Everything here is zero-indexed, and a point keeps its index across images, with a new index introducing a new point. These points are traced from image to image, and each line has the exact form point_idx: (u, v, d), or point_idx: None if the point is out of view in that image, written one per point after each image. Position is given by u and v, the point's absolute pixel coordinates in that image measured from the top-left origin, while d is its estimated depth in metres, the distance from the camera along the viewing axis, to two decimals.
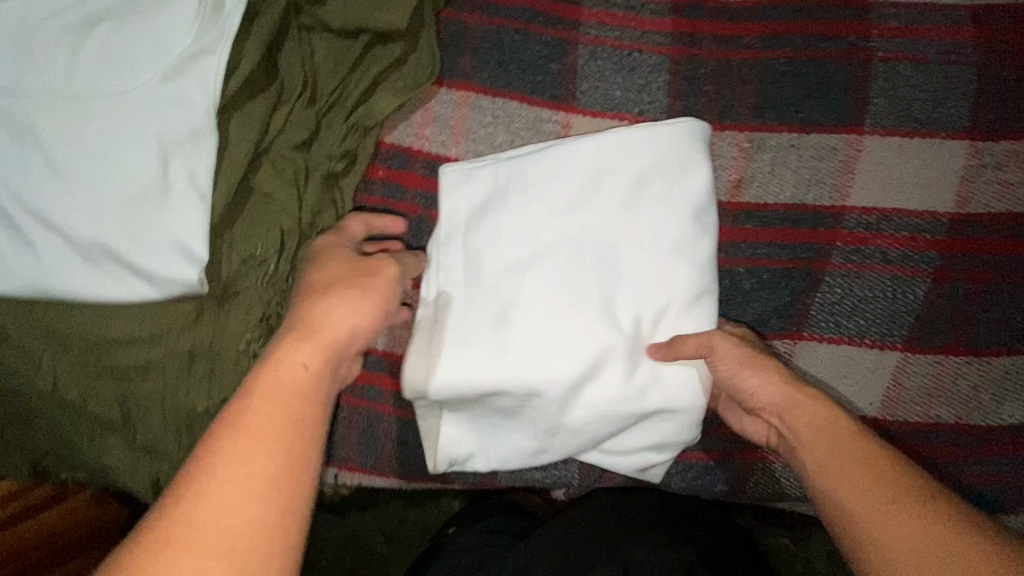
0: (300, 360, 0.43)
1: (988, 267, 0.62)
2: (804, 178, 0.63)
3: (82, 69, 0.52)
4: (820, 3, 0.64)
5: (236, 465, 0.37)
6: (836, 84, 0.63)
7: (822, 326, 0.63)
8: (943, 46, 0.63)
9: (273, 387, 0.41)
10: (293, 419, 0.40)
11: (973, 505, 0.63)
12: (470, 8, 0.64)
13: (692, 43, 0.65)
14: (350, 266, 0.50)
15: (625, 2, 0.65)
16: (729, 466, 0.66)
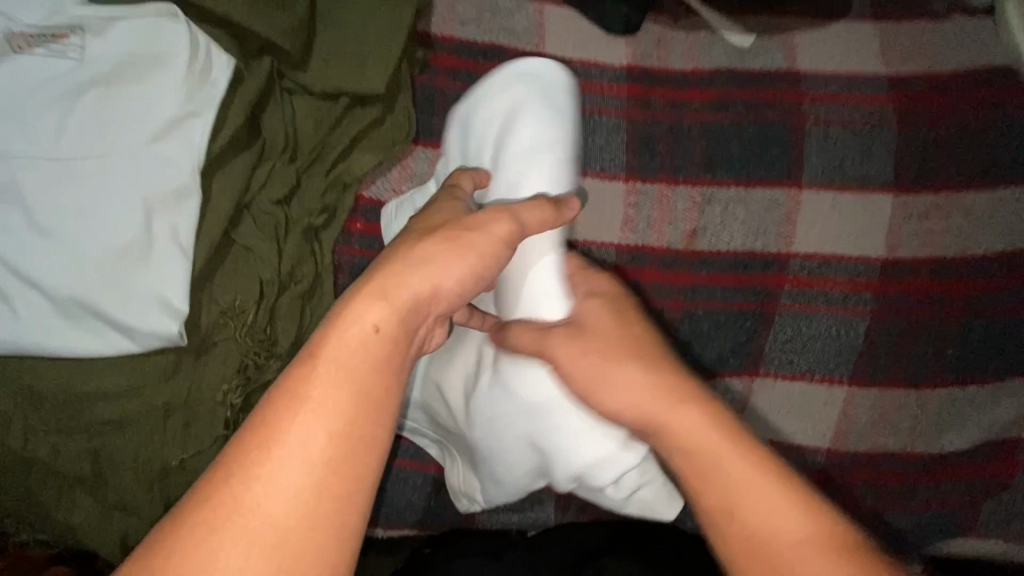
0: (371, 323, 0.39)
1: (920, 307, 0.68)
2: (752, 227, 0.69)
3: (71, 132, 0.54)
4: (757, 73, 0.71)
5: (298, 448, 0.35)
6: (776, 144, 0.70)
7: (776, 363, 0.68)
8: (866, 110, 0.71)
9: (338, 353, 0.37)
10: (357, 389, 0.37)
11: (920, 528, 0.68)
12: (443, 74, 0.69)
13: (647, 106, 0.71)
14: (453, 218, 0.47)
15: (585, 70, 0.72)
16: None
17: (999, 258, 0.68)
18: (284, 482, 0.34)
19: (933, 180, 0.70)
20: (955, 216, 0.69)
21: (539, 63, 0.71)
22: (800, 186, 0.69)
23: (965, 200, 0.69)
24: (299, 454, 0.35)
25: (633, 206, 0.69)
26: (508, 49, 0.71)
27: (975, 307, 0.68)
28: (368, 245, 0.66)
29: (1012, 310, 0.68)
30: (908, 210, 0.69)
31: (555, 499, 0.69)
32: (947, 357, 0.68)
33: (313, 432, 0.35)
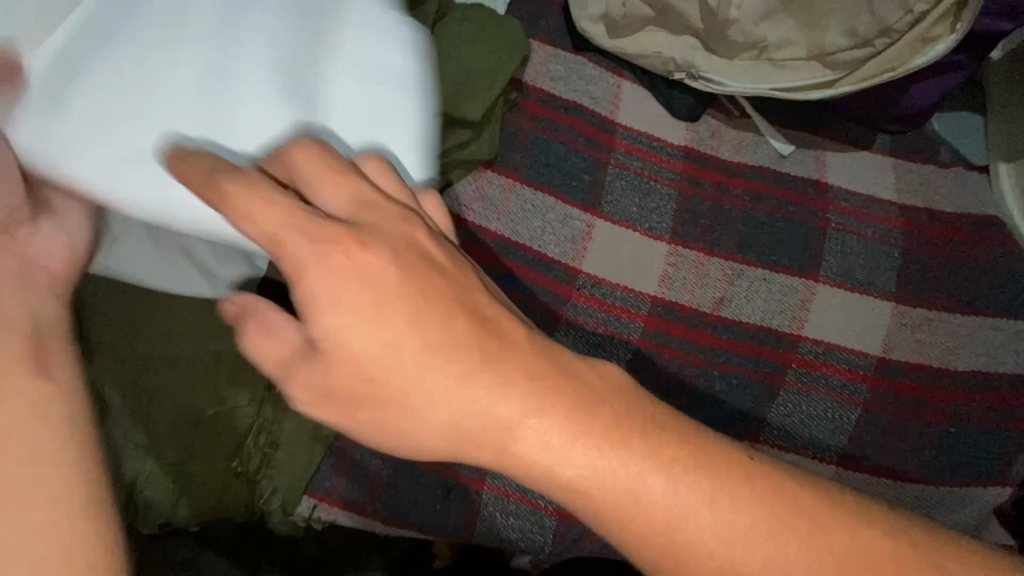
0: (32, 335, 0.36)
1: (906, 405, 0.76)
2: (771, 306, 0.77)
3: None
4: (791, 177, 0.82)
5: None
6: (801, 239, 0.80)
7: (776, 434, 0.74)
8: (878, 228, 0.81)
9: (20, 359, 0.34)
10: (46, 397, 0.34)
11: None
12: (528, 119, 0.79)
13: (696, 184, 0.81)
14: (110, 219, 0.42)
15: (649, 142, 0.82)
16: None
17: (975, 377, 0.78)
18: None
19: (927, 298, 0.80)
20: (942, 332, 0.79)
21: (611, 128, 0.81)
22: (816, 279, 0.79)
23: (951, 321, 0.79)
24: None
25: (671, 265, 0.77)
26: (586, 110, 0.81)
27: (951, 416, 0.76)
28: None
29: (983, 424, 0.76)
30: (903, 319, 0.79)
31: (556, 526, 0.70)
32: (924, 456, 0.75)
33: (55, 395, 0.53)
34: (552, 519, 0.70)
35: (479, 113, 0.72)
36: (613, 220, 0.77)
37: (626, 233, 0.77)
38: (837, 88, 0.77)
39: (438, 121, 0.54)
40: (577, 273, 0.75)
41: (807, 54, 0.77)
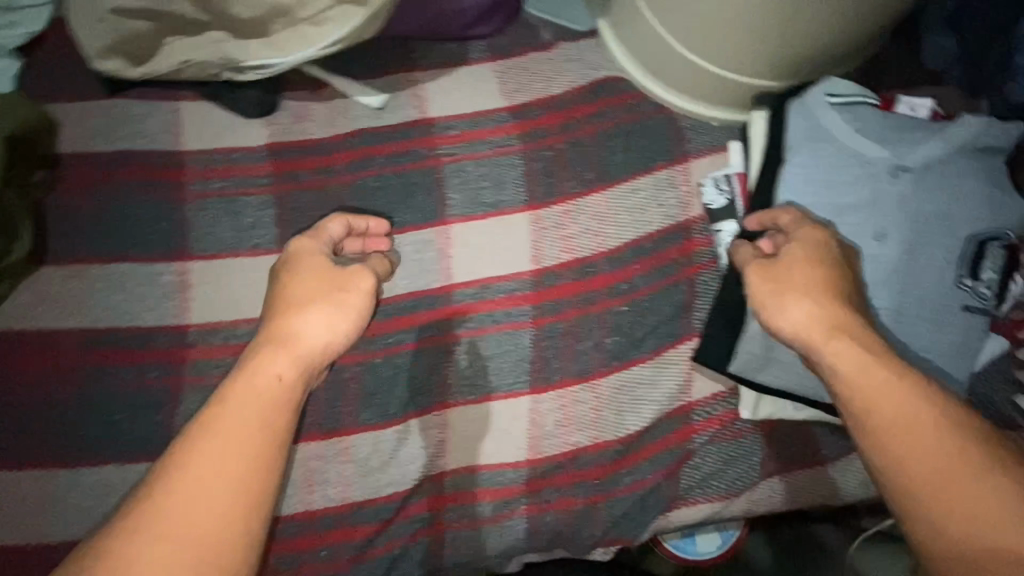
0: (275, 371, 0.51)
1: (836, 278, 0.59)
2: (652, 207, 0.74)
3: None
4: (625, 80, 0.79)
5: (200, 459, 0.46)
6: (660, 135, 0.77)
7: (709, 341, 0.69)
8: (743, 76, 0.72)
9: (250, 393, 0.49)
10: (261, 416, 0.49)
11: None
12: (332, 156, 0.74)
13: (537, 138, 0.76)
14: (325, 272, 0.57)
15: (472, 120, 0.76)
16: (660, 493, 0.73)
17: (916, 206, 0.58)
18: (186, 535, 0.44)
19: (823, 138, 0.62)
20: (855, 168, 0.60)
21: (428, 127, 0.76)
22: (685, 170, 0.75)
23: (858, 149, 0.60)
24: (206, 467, 0.46)
25: (540, 230, 0.74)
26: (389, 127, 0.76)
27: (896, 267, 0.57)
28: None
29: None
30: (804, 179, 0.61)
31: (526, 521, 0.72)
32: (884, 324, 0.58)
33: (217, 398, 0.49)
34: (520, 518, 0.72)
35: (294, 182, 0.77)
36: (464, 219, 0.73)
37: (481, 223, 0.74)
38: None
39: None
40: (448, 291, 0.72)
41: None
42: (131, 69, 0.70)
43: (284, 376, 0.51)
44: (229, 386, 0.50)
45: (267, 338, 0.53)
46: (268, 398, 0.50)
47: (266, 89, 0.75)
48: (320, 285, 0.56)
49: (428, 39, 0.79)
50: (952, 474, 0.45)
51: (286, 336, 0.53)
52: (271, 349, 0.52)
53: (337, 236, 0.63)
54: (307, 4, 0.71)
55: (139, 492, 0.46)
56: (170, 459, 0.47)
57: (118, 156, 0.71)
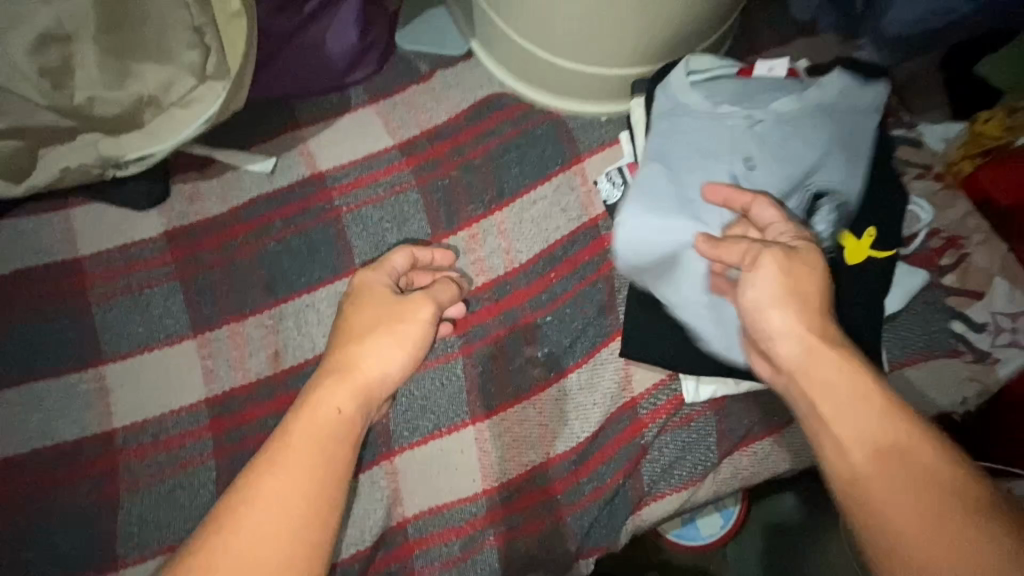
0: (336, 405, 0.47)
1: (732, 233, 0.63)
2: (554, 212, 0.74)
3: None
4: (506, 94, 0.80)
5: (271, 483, 0.43)
6: (549, 140, 0.77)
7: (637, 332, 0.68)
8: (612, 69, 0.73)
9: (315, 430, 0.46)
10: (328, 459, 0.45)
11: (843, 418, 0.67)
12: (233, 229, 0.74)
13: (429, 168, 0.76)
14: (387, 303, 0.54)
15: (363, 165, 0.77)
16: (626, 493, 0.71)
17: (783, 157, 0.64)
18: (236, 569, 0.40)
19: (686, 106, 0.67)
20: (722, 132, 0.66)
21: (321, 182, 0.76)
22: (580, 170, 0.75)
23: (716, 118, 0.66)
24: (273, 496, 0.42)
25: (452, 257, 0.73)
26: (282, 189, 0.76)
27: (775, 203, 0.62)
28: (229, 407, 0.68)
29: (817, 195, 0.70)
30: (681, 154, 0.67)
31: (498, 553, 0.69)
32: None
33: (304, 419, 0.46)
34: (491, 551, 0.69)
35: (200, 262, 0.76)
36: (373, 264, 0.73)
37: None
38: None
39: None
40: None
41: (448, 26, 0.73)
42: (15, 188, 0.71)
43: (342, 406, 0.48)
44: (314, 406, 0.47)
45: (342, 363, 0.50)
46: (343, 417, 0.47)
47: (152, 178, 0.75)
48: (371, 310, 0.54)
49: (307, 96, 0.79)
50: (963, 528, 0.38)
51: (351, 360, 0.50)
52: (350, 374, 0.49)
53: (401, 268, 0.61)
54: (170, 89, 0.70)
55: (220, 513, 0.42)
56: (266, 483, 0.43)
57: (17, 275, 0.71)
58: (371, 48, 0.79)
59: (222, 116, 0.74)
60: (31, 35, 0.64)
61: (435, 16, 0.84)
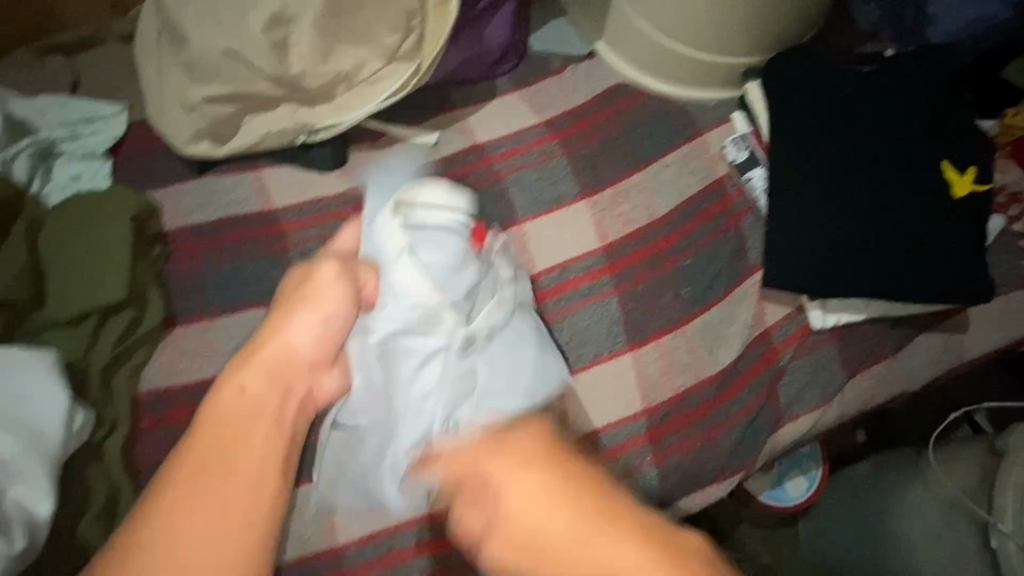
0: (238, 387, 0.56)
1: (849, 177, 0.78)
2: (685, 173, 0.86)
3: (15, 383, 0.60)
4: (630, 83, 0.94)
5: (167, 517, 0.48)
6: (673, 119, 0.91)
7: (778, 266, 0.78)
8: (728, 61, 0.89)
9: (202, 445, 0.53)
10: (229, 470, 0.51)
11: (939, 343, 0.81)
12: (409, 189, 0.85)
13: (573, 141, 0.89)
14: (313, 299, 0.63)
15: (515, 139, 0.89)
16: (762, 416, 0.79)
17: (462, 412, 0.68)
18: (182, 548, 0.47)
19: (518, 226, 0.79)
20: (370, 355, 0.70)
21: (481, 152, 0.88)
22: (704, 141, 0.88)
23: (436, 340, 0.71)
24: (178, 522, 0.48)
25: (599, 212, 0.84)
26: (447, 158, 0.88)
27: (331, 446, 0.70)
28: None
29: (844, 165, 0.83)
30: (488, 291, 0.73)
31: (657, 470, 0.76)
32: (904, 198, 0.77)
33: (209, 448, 0.53)
34: (652, 468, 0.76)
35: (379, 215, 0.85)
36: (534, 218, 0.84)
37: (549, 216, 0.84)
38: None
39: None
40: (537, 278, 0.82)
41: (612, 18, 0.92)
42: (217, 150, 0.80)
43: (247, 389, 0.57)
44: (206, 435, 0.53)
45: (208, 406, 0.55)
46: (248, 431, 0.55)
47: (335, 146, 0.85)
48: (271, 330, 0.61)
49: (463, 83, 0.92)
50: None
51: (228, 395, 0.56)
52: (257, 363, 0.58)
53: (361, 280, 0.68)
54: (364, 67, 0.81)
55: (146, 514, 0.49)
56: (175, 506, 0.49)
57: (219, 224, 0.79)
58: (516, 45, 0.94)
59: (398, 99, 0.83)
60: (265, 15, 0.75)
61: (562, 25, 1.00)
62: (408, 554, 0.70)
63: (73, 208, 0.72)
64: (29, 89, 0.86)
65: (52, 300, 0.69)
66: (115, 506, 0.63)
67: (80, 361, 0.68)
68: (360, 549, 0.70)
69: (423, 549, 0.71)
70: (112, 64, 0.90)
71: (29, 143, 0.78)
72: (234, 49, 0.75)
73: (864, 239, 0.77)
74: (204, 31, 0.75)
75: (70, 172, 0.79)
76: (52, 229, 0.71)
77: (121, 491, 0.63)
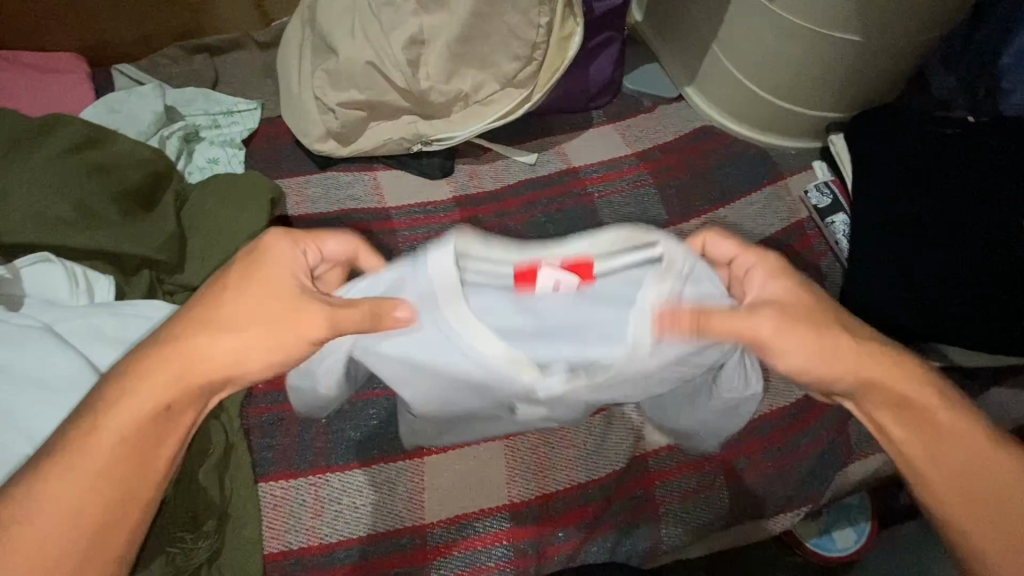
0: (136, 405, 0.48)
1: (933, 234, 0.82)
2: (765, 212, 0.92)
3: (159, 332, 0.65)
4: (714, 127, 1.02)
5: (69, 482, 0.46)
6: (757, 162, 0.97)
7: (865, 305, 0.81)
8: (811, 115, 0.97)
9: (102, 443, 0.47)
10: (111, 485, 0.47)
11: (1008, 395, 0.84)
12: (508, 200, 0.92)
13: (662, 173, 0.94)
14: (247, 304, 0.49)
15: (608, 167, 0.95)
16: (836, 449, 0.81)
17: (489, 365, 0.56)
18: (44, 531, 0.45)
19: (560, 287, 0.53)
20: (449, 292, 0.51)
21: (575, 174, 0.94)
22: (785, 185, 0.95)
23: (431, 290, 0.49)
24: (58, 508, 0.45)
25: (685, 237, 0.90)
26: (544, 177, 0.94)
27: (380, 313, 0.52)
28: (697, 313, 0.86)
29: (928, 242, 0.82)
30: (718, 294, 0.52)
31: (729, 491, 0.78)
32: (990, 255, 0.80)
33: (125, 411, 0.47)
34: (723, 488, 0.78)
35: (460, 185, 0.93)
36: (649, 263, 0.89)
37: None
38: (778, 7, 0.84)
39: (70, 349, 0.59)
40: None
41: (709, 64, 0.99)
42: (341, 149, 0.89)
43: (162, 403, 0.48)
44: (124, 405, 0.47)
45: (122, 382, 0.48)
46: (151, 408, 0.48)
47: (445, 157, 0.93)
48: (196, 337, 0.48)
49: (561, 112, 1.00)
50: None
51: (123, 393, 0.48)
52: (158, 377, 0.48)
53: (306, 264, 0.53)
54: (480, 90, 0.89)
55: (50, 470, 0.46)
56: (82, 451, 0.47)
57: (339, 215, 0.86)
58: (614, 82, 1.02)
59: (507, 119, 0.91)
60: (405, 35, 0.84)
61: (653, 68, 1.09)
62: (489, 541, 0.71)
63: (216, 185, 0.80)
64: (178, 81, 0.96)
65: (190, 265, 0.75)
66: (230, 457, 0.68)
67: None
68: (445, 529, 0.70)
69: (503, 537, 0.71)
70: (250, 65, 1.00)
71: (179, 127, 0.87)
72: (375, 62, 0.84)
73: (952, 289, 0.80)
74: (352, 46, 0.85)
75: (209, 156, 0.88)
76: (196, 201, 0.79)
77: (236, 446, 0.69)
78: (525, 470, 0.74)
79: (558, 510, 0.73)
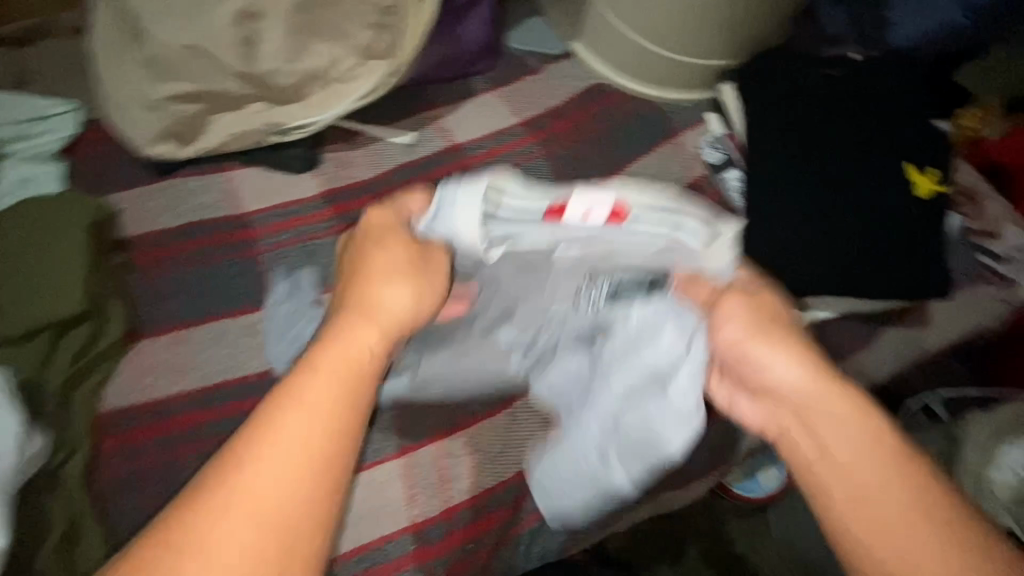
0: (305, 390, 0.43)
1: (826, 182, 0.80)
2: (659, 174, 0.87)
3: None
4: (606, 84, 0.94)
5: (239, 504, 0.38)
6: (650, 120, 0.92)
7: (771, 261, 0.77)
8: (703, 63, 0.91)
9: (248, 497, 0.39)
10: (294, 495, 0.40)
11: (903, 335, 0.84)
12: (384, 188, 0.83)
13: (551, 142, 0.88)
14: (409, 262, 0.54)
15: (493, 140, 0.87)
16: None
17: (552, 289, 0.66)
18: (240, 535, 0.38)
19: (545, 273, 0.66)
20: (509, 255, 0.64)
21: (458, 152, 0.86)
22: (680, 141, 0.90)
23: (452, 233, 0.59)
24: (223, 543, 0.37)
25: None
26: (423, 159, 0.85)
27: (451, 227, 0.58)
28: None
29: (822, 190, 0.79)
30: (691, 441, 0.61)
31: None
32: (875, 200, 0.79)
33: (286, 424, 0.41)
34: None
35: (328, 176, 0.82)
36: None
37: None
38: None
39: None
40: None
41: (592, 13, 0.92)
42: (182, 149, 0.77)
43: (330, 400, 0.43)
44: (259, 471, 0.40)
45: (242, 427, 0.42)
46: (328, 411, 0.43)
47: (308, 146, 0.82)
48: (344, 314, 0.49)
49: (437, 83, 0.90)
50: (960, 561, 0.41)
51: (303, 379, 0.44)
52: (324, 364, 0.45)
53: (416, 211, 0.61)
54: (335, 66, 0.77)
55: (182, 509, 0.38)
56: (228, 515, 0.38)
57: (185, 229, 0.75)
58: (493, 44, 0.92)
59: (372, 98, 0.80)
60: (232, 9, 0.72)
61: (537, 23, 0.99)
62: (393, 569, 0.65)
63: (25, 214, 0.68)
64: None
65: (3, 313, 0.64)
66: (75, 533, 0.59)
67: (36, 377, 0.63)
68: (343, 565, 0.65)
69: (408, 561, 0.65)
70: (64, 59, 0.84)
71: None
72: (200, 45, 0.72)
73: (846, 237, 0.78)
74: (168, 28, 0.72)
75: (19, 174, 0.74)
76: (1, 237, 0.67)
77: (82, 517, 0.59)
78: (426, 486, 0.68)
79: (466, 521, 0.68)
